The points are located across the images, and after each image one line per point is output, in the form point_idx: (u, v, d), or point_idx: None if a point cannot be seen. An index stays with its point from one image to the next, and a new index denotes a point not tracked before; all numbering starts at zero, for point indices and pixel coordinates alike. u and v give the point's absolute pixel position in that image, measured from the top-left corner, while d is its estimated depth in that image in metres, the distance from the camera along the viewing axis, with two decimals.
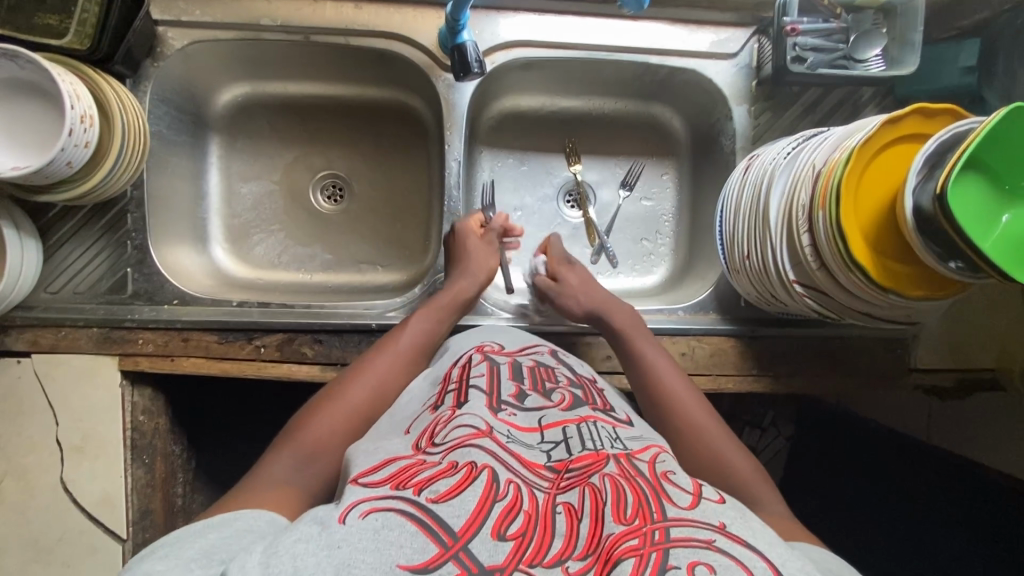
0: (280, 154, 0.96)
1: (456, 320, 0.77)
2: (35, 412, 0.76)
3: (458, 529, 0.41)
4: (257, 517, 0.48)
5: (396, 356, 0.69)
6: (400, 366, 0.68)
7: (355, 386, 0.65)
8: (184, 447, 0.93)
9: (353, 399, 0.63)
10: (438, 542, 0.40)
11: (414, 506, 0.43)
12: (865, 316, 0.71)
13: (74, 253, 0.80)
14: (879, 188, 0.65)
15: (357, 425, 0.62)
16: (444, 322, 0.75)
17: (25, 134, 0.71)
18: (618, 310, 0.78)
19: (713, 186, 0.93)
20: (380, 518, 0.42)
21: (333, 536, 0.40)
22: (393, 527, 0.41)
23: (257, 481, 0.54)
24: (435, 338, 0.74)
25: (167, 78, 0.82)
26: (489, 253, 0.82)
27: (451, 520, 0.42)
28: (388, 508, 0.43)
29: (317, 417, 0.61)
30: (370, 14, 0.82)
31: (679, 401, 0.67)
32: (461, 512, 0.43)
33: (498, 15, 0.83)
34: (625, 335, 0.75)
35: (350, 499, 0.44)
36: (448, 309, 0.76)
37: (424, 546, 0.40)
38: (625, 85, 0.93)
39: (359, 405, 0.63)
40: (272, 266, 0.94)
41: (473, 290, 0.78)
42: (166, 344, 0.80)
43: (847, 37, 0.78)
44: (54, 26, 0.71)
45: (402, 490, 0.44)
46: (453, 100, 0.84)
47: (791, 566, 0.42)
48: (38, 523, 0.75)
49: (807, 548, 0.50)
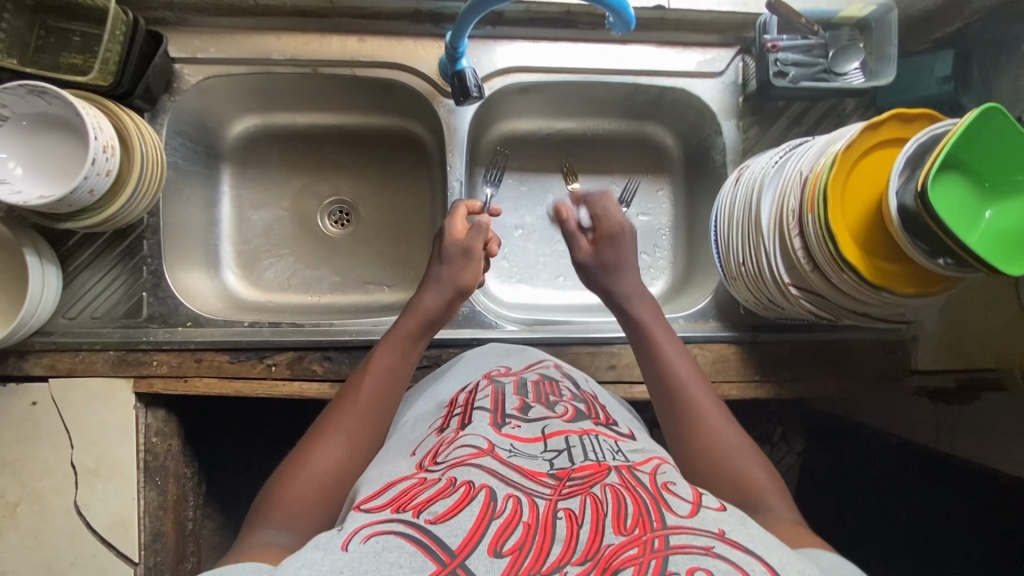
0: (288, 183, 1.00)
1: (431, 338, 0.75)
2: (51, 435, 0.78)
3: (456, 548, 0.42)
4: (244, 565, 0.47)
5: (362, 398, 0.65)
6: (374, 406, 0.65)
7: (341, 426, 0.62)
8: (196, 471, 0.94)
9: (342, 438, 0.61)
10: (437, 560, 0.41)
11: (415, 528, 0.43)
12: (858, 314, 0.73)
13: (92, 280, 0.83)
14: (868, 183, 0.67)
15: (338, 479, 0.58)
16: (415, 347, 0.72)
17: (50, 163, 0.75)
18: (643, 300, 0.74)
19: (707, 198, 0.97)
20: (380, 541, 0.42)
21: (337, 561, 0.40)
22: (392, 549, 0.41)
23: (243, 548, 0.52)
24: (407, 367, 0.71)
25: (182, 113, 0.87)
26: (465, 266, 0.75)
27: (448, 539, 0.42)
28: (389, 531, 0.43)
29: (306, 462, 0.59)
30: (374, 46, 0.87)
31: (700, 412, 0.63)
32: (459, 532, 0.43)
33: (493, 44, 0.88)
34: (645, 324, 0.72)
35: (352, 526, 0.45)
36: (416, 333, 0.72)
37: (423, 564, 0.40)
38: (618, 105, 0.97)
39: (337, 456, 0.60)
40: (282, 289, 0.97)
41: (439, 306, 0.73)
42: (179, 365, 0.82)
43: (826, 53, 0.83)
44: (78, 65, 0.77)
45: (402, 514, 0.45)
46: (454, 124, 0.88)
47: (792, 569, 0.42)
48: (51, 547, 0.76)
49: (817, 556, 0.48)
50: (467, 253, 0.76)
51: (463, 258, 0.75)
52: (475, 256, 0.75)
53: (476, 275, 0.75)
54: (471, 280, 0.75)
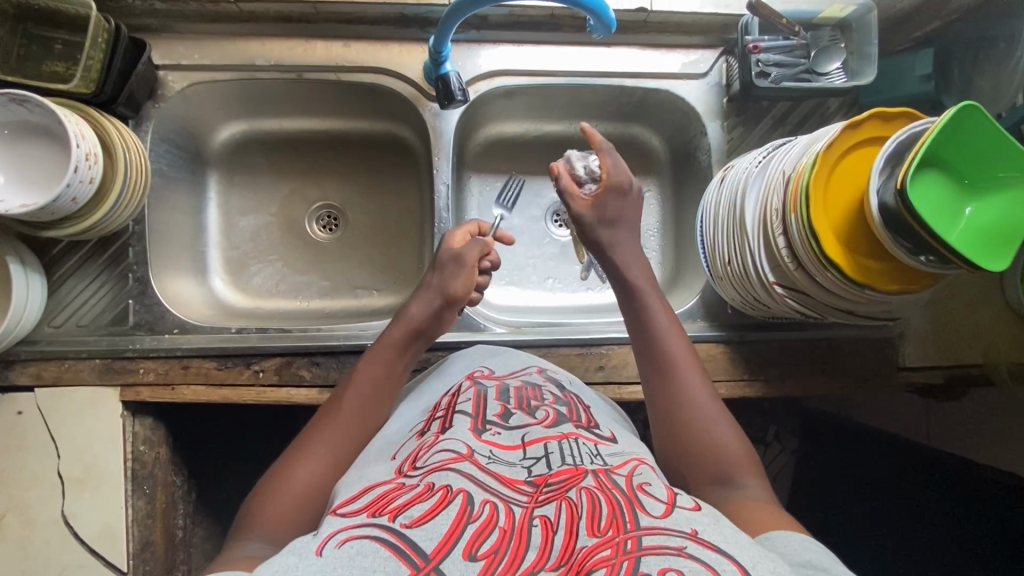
0: (276, 189, 1.00)
1: (422, 348, 0.73)
2: (37, 445, 0.78)
3: (430, 552, 0.42)
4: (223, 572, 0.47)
5: (349, 412, 0.65)
6: (360, 420, 0.65)
7: (323, 438, 0.62)
8: (185, 478, 0.93)
9: (324, 452, 0.61)
10: (411, 564, 0.41)
11: (391, 532, 0.43)
12: (844, 312, 0.74)
13: (77, 288, 0.83)
14: (846, 184, 0.68)
15: (319, 493, 0.58)
16: (403, 359, 0.71)
17: (33, 172, 0.75)
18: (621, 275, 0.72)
19: (693, 198, 0.97)
20: (356, 545, 0.42)
21: (311, 567, 0.40)
22: (367, 553, 0.41)
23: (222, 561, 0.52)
24: (393, 379, 0.69)
25: (167, 120, 0.87)
26: (456, 273, 0.75)
27: (423, 544, 0.42)
28: (365, 536, 0.43)
29: (289, 474, 0.58)
30: (358, 51, 0.87)
31: (682, 385, 0.64)
32: (435, 536, 0.43)
33: (478, 48, 0.89)
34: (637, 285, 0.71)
35: (328, 531, 0.45)
36: (404, 343, 0.71)
37: (397, 568, 0.40)
38: (604, 108, 0.97)
39: (319, 471, 0.59)
40: (270, 295, 0.97)
41: (426, 315, 0.72)
42: (166, 373, 0.82)
43: (808, 53, 0.84)
44: (60, 73, 0.77)
45: (379, 518, 0.45)
46: (440, 128, 0.88)
47: (763, 568, 0.41)
48: (38, 557, 0.76)
49: (780, 539, 0.48)
50: (459, 259, 0.75)
51: (454, 265, 0.75)
52: (466, 263, 0.75)
53: (466, 284, 0.75)
54: (460, 288, 0.74)
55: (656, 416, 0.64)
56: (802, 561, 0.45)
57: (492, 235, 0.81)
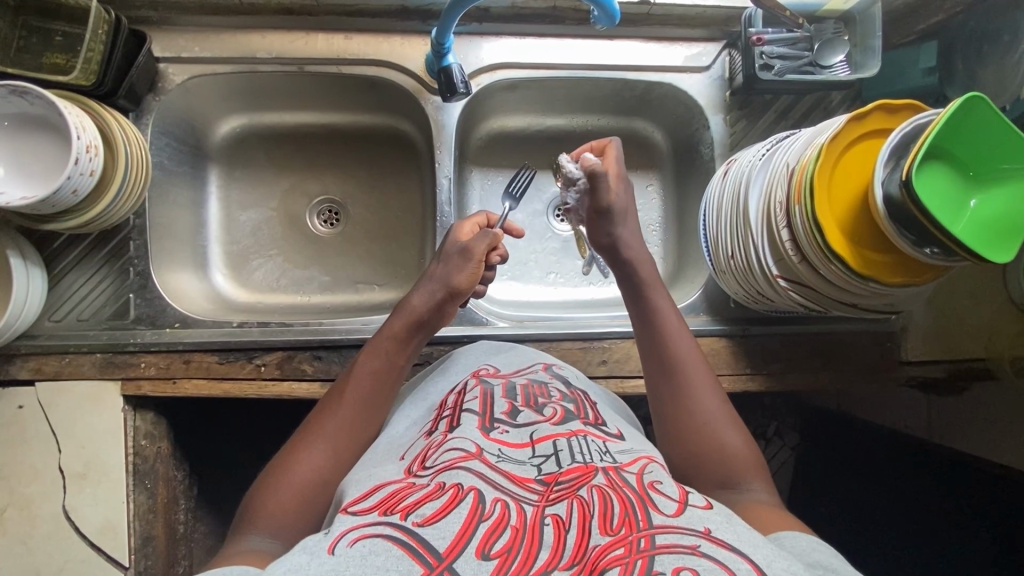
0: (277, 184, 0.99)
1: (424, 340, 0.72)
2: (38, 440, 0.77)
3: (443, 551, 0.41)
4: (230, 568, 0.47)
5: (350, 407, 0.64)
6: (360, 413, 0.64)
7: (324, 432, 0.62)
8: (186, 473, 0.93)
9: (326, 446, 0.61)
10: (424, 563, 0.40)
11: (403, 531, 0.43)
12: (848, 306, 0.73)
13: (78, 282, 0.83)
14: (852, 177, 0.67)
15: (320, 488, 0.58)
16: (405, 351, 0.70)
17: (34, 167, 0.75)
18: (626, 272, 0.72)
19: (696, 194, 0.97)
20: (367, 545, 0.42)
21: (323, 566, 0.40)
22: (379, 552, 0.41)
23: (225, 554, 0.51)
24: (394, 372, 0.69)
25: (167, 112, 0.86)
26: (464, 266, 0.72)
27: (435, 543, 0.42)
28: (376, 534, 0.43)
29: (291, 469, 0.58)
30: (360, 44, 0.87)
31: (689, 383, 0.64)
32: (447, 534, 0.43)
33: (480, 40, 0.88)
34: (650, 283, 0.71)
35: (339, 529, 0.44)
36: (405, 336, 0.70)
37: (409, 568, 0.40)
38: (607, 101, 0.97)
39: (320, 466, 0.59)
40: (270, 290, 0.96)
41: (429, 306, 0.71)
42: (168, 367, 0.81)
43: (811, 45, 0.83)
44: (61, 64, 0.77)
45: (390, 516, 0.45)
46: (442, 121, 0.88)
47: (778, 567, 0.41)
48: (39, 552, 0.75)
49: (791, 539, 0.48)
50: (465, 253, 0.73)
51: (462, 257, 0.72)
52: (473, 256, 0.72)
53: (469, 278, 0.72)
54: (463, 282, 0.72)
55: (659, 414, 0.64)
56: (811, 560, 0.45)
57: (500, 225, 0.80)
